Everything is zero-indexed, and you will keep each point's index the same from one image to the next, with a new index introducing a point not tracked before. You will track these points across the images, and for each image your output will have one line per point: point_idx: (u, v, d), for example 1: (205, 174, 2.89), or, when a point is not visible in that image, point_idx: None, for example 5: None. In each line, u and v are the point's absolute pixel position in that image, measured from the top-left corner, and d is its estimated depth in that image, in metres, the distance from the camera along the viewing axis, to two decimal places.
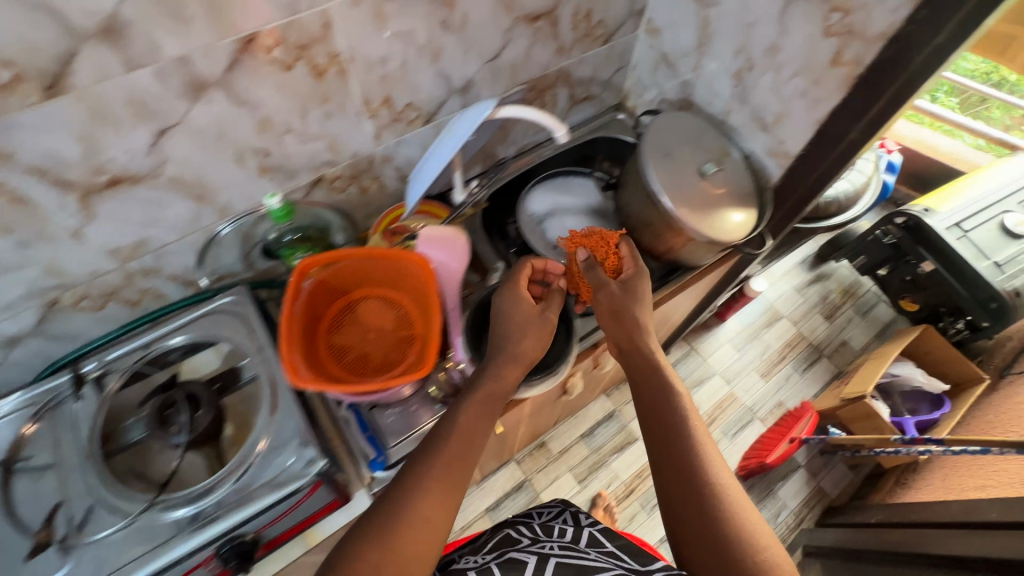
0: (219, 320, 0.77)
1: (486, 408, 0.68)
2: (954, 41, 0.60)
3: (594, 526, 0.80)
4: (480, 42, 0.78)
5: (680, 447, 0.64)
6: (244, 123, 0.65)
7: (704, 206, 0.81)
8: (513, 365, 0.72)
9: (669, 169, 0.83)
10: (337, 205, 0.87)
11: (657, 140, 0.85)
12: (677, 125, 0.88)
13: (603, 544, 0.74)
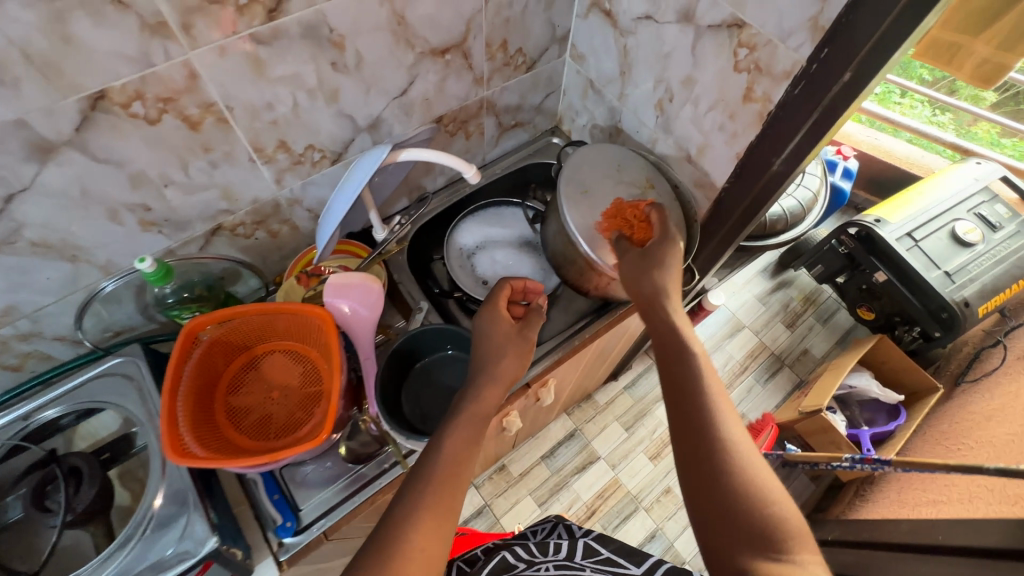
0: (106, 384, 0.71)
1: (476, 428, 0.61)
2: (858, 81, 0.57)
3: (588, 537, 0.83)
4: (382, 80, 0.73)
5: (688, 397, 0.54)
6: (113, 181, 0.60)
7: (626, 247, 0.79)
8: (493, 387, 0.67)
9: (588, 209, 0.80)
10: (244, 251, 0.82)
11: (576, 177, 0.83)
12: (597, 158, 0.86)
13: (598, 550, 0.78)
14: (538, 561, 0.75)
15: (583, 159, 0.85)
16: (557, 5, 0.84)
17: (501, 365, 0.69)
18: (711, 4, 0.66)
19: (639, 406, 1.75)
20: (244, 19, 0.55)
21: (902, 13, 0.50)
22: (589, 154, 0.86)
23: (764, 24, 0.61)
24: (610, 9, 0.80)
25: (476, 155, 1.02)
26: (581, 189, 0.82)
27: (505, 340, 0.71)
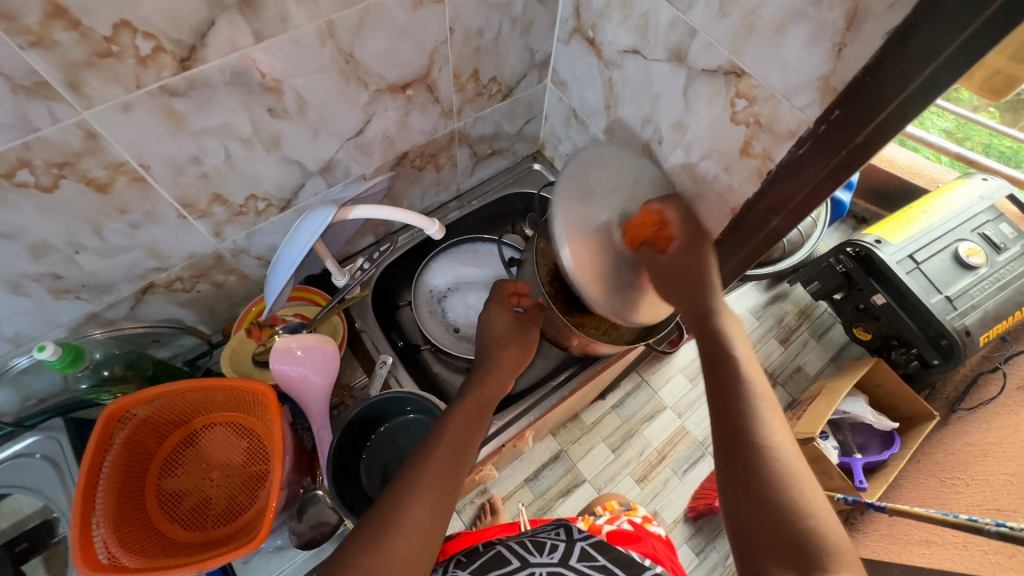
0: (23, 466, 0.64)
1: (471, 427, 0.60)
2: (874, 145, 0.49)
3: (586, 542, 0.67)
4: (331, 122, 0.64)
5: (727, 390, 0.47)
6: (7, 253, 0.52)
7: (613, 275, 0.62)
8: (500, 375, 0.70)
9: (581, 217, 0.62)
10: (185, 304, 0.74)
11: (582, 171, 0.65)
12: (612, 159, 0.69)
13: (598, 556, 0.64)
14: (531, 562, 0.62)
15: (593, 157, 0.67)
16: (535, 30, 0.75)
17: (483, 418, 0.63)
18: (705, 47, 0.57)
19: (628, 426, 1.68)
20: (149, 72, 0.46)
21: (928, 82, 0.42)
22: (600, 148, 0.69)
23: (766, 77, 0.53)
24: (594, 38, 0.71)
25: (449, 186, 0.93)
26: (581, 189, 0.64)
27: (492, 377, 0.69)
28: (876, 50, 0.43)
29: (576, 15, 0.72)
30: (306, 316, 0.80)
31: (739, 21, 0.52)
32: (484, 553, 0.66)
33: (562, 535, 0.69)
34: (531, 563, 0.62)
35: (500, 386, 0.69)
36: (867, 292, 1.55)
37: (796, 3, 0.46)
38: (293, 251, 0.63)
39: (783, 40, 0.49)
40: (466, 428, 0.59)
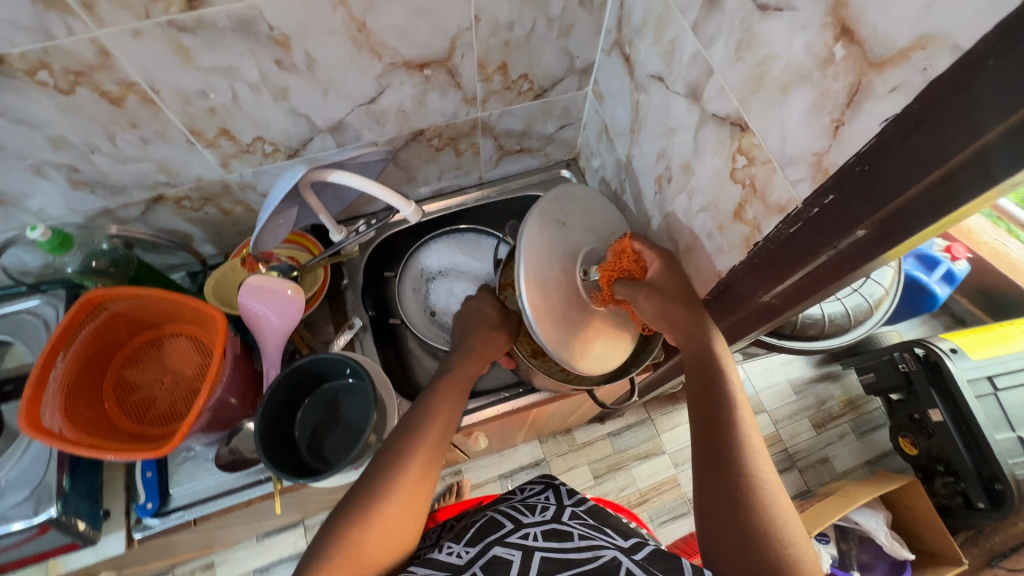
0: (24, 323, 0.74)
1: (453, 405, 0.64)
2: (880, 240, 0.42)
3: (579, 506, 0.64)
4: (341, 85, 0.66)
5: (719, 432, 0.48)
6: (30, 139, 0.59)
7: (567, 317, 0.62)
8: (471, 359, 0.69)
9: (540, 244, 0.62)
10: (193, 221, 0.80)
11: (561, 203, 0.67)
12: (597, 211, 0.70)
13: (591, 517, 0.62)
14: (525, 525, 0.60)
15: (578, 195, 0.69)
16: (576, 34, 0.71)
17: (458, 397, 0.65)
18: (718, 90, 0.51)
19: (617, 458, 1.61)
20: (158, 6, 0.50)
21: (937, 186, 0.35)
22: (588, 196, 0.70)
23: (766, 138, 0.46)
24: (629, 55, 0.67)
25: (470, 172, 0.92)
26: (558, 219, 0.66)
27: (469, 362, 0.69)
28: (873, 138, 0.37)
29: (618, 28, 0.67)
30: (297, 260, 0.85)
31: (751, 69, 0.46)
32: (474, 524, 0.63)
33: (551, 496, 0.67)
34: (524, 525, 0.60)
35: (474, 370, 0.69)
36: (924, 402, 1.34)
37: (804, 63, 0.40)
38: (268, 202, 0.69)
39: (786, 102, 0.43)
40: (452, 407, 0.63)
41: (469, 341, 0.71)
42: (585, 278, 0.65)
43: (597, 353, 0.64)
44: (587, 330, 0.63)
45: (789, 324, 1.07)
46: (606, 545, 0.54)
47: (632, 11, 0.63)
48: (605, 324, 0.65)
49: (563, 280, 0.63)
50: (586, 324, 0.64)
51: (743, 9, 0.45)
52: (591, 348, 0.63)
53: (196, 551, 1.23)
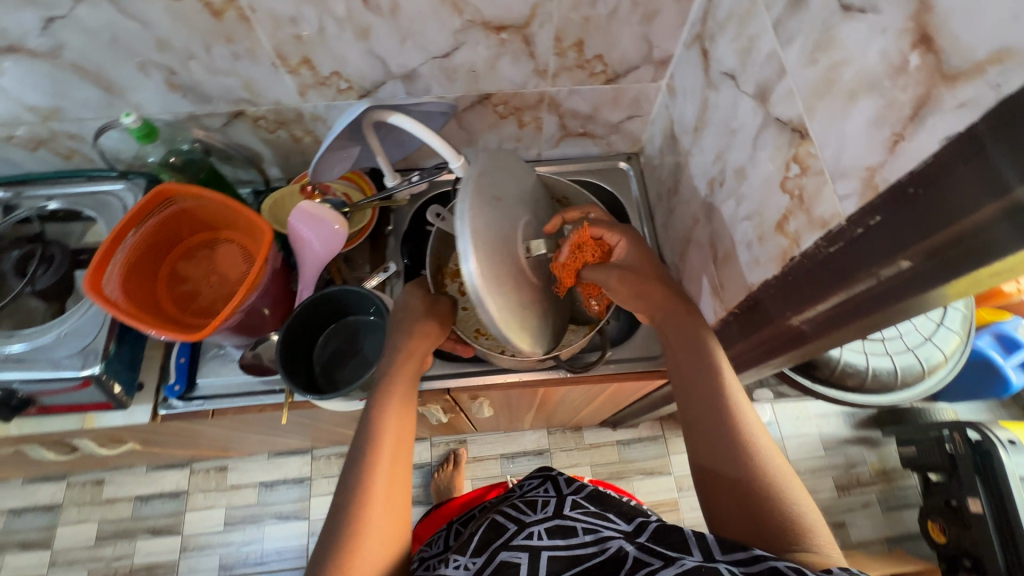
0: (107, 204, 0.83)
1: (403, 411, 0.64)
2: (925, 274, 0.39)
3: (579, 494, 0.66)
4: (419, 34, 0.68)
5: (714, 413, 0.56)
6: (140, 37, 0.65)
7: (520, 302, 0.61)
8: (409, 365, 0.68)
9: (485, 223, 0.58)
10: (266, 142, 0.86)
11: (491, 176, 0.62)
12: (522, 178, 0.69)
13: (592, 503, 0.63)
14: (529, 524, 0.61)
15: (505, 165, 0.66)
16: (659, 22, 0.70)
17: (410, 397, 0.66)
18: (786, 93, 0.49)
19: (619, 467, 1.59)
20: None
21: (993, 219, 0.32)
22: (513, 165, 0.67)
23: (823, 148, 0.44)
24: (708, 50, 0.65)
25: (529, 147, 0.93)
26: (491, 194, 0.61)
27: (402, 365, 0.68)
28: (930, 156, 0.34)
29: (702, 21, 0.66)
30: (350, 198, 0.89)
31: (823, 73, 0.44)
32: (476, 528, 0.64)
33: (550, 488, 0.69)
34: (528, 524, 0.61)
35: (410, 375, 0.68)
36: (965, 489, 1.25)
37: (876, 71, 0.38)
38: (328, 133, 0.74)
39: (850, 112, 0.41)
40: (407, 424, 0.64)
41: (396, 338, 0.70)
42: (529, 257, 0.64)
43: (542, 333, 0.65)
44: (535, 312, 0.64)
45: (828, 368, 1.00)
46: (612, 535, 0.56)
47: (719, 5, 0.61)
48: (544, 308, 0.67)
49: (506, 259, 0.60)
50: (533, 306, 0.64)
51: (826, 9, 0.43)
52: (538, 327, 0.65)
53: (213, 449, 1.33)
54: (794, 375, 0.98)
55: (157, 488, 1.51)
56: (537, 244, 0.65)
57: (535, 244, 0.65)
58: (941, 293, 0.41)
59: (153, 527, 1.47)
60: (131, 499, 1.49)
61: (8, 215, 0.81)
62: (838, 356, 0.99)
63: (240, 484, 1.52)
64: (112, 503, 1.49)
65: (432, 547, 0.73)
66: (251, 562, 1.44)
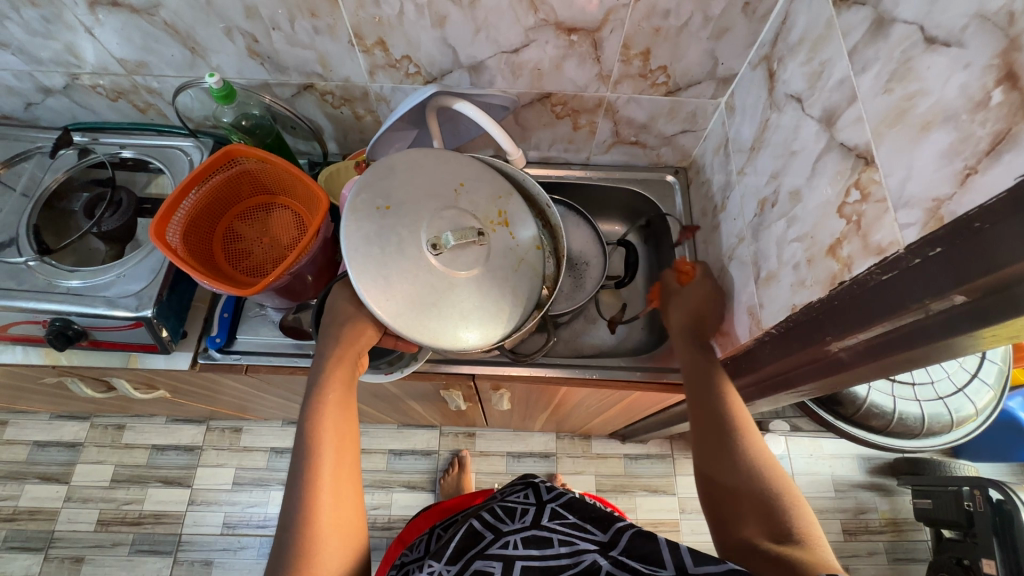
0: (174, 157, 0.88)
1: (344, 414, 0.60)
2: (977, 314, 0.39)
3: (557, 503, 0.67)
4: (493, 27, 0.71)
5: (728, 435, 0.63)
6: (232, 4, 0.69)
7: (430, 302, 0.60)
8: (343, 370, 0.63)
9: (365, 240, 0.59)
10: (329, 117, 0.90)
11: (379, 185, 0.62)
12: (436, 167, 0.66)
13: (571, 512, 0.65)
14: (505, 533, 0.63)
15: (403, 165, 0.65)
16: (727, 40, 0.71)
17: (351, 398, 0.62)
18: (855, 119, 0.50)
19: (624, 480, 1.59)
20: None
21: None
22: (417, 159, 0.66)
23: (889, 175, 0.45)
24: (775, 71, 0.66)
25: (579, 150, 0.95)
26: (377, 203, 0.62)
27: (335, 368, 0.63)
28: (1003, 192, 0.35)
29: (773, 42, 0.66)
30: None
31: (897, 102, 0.44)
32: (453, 533, 0.66)
33: (531, 494, 0.70)
34: (505, 533, 0.63)
35: (343, 380, 0.63)
36: (979, 549, 1.23)
37: (955, 103, 0.39)
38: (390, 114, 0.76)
39: (921, 142, 0.42)
40: (349, 432, 0.60)
41: (326, 340, 0.65)
42: (439, 251, 0.61)
43: (482, 321, 0.62)
44: (462, 305, 0.61)
45: (852, 406, 0.99)
46: (587, 548, 0.58)
47: (792, 29, 0.62)
48: (485, 292, 0.62)
49: (411, 269, 0.60)
50: (458, 299, 0.61)
51: (907, 39, 0.44)
52: (474, 317, 0.61)
53: (232, 408, 1.37)
54: (816, 408, 0.97)
55: (174, 439, 1.56)
56: (446, 236, 0.61)
57: (444, 235, 0.61)
58: (983, 337, 0.42)
59: (165, 477, 1.52)
60: (149, 447, 1.55)
61: (83, 157, 0.87)
62: (864, 395, 0.97)
63: (252, 447, 1.56)
64: (130, 448, 1.54)
65: (412, 554, 0.72)
66: (254, 524, 1.48)
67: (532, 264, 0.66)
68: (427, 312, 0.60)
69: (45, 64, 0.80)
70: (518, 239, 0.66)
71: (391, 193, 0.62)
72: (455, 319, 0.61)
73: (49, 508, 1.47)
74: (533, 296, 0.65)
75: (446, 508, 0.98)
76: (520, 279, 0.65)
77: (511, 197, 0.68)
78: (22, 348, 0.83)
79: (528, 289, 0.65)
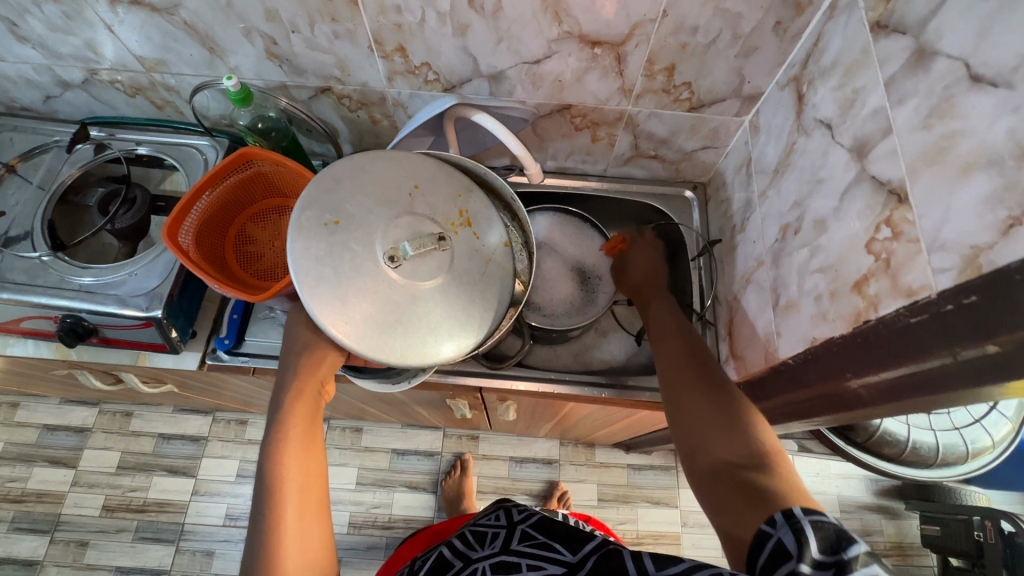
0: (189, 155, 0.88)
1: (307, 450, 0.59)
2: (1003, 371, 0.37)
3: (528, 525, 0.67)
4: (515, 38, 0.69)
5: (692, 365, 0.61)
6: (251, 6, 0.68)
7: (394, 320, 0.58)
8: (303, 407, 0.61)
9: (316, 262, 0.57)
10: (346, 120, 0.89)
11: (325, 199, 0.60)
12: (387, 172, 0.64)
13: (539, 533, 0.64)
14: (474, 560, 0.62)
15: (350, 175, 0.62)
16: (756, 59, 0.69)
17: (315, 434, 0.61)
18: (889, 153, 0.48)
19: (626, 491, 1.57)
20: None
21: None
22: (365, 166, 0.63)
23: (923, 216, 0.43)
24: (804, 94, 0.64)
25: (597, 162, 0.93)
26: (325, 219, 0.59)
27: (295, 404, 0.61)
28: None
29: (803, 63, 0.64)
30: None
31: (935, 140, 0.42)
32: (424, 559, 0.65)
33: (503, 517, 0.70)
34: (473, 560, 0.62)
35: (303, 415, 0.61)
36: None
37: (1001, 147, 0.37)
38: (408, 124, 0.76)
39: (960, 185, 0.40)
40: (314, 470, 0.58)
41: (286, 372, 0.63)
42: (398, 263, 0.59)
43: (453, 331, 0.59)
44: (430, 318, 0.59)
45: (866, 433, 0.96)
46: (554, 571, 0.56)
47: (825, 52, 0.60)
48: (447, 299, 0.60)
49: (370, 287, 0.58)
50: (424, 313, 0.59)
51: (950, 75, 0.42)
52: (444, 328, 0.59)
53: (238, 403, 1.38)
54: (828, 434, 0.95)
55: (180, 429, 1.57)
56: (403, 246, 0.60)
57: (401, 246, 0.60)
58: (1003, 389, 0.40)
59: (170, 466, 1.53)
60: (156, 435, 1.56)
61: (100, 153, 0.87)
62: (878, 423, 0.95)
63: (256, 440, 1.56)
64: (137, 436, 1.55)
65: None
66: None
67: (500, 262, 0.64)
68: (390, 330, 0.58)
69: (65, 59, 0.80)
70: (483, 241, 0.64)
71: (338, 205, 0.60)
72: (422, 331, 0.58)
73: (57, 492, 1.49)
74: (505, 297, 0.63)
75: (437, 532, 0.96)
76: (489, 282, 0.63)
77: (471, 194, 0.66)
78: (34, 342, 0.83)
79: (499, 291, 0.63)
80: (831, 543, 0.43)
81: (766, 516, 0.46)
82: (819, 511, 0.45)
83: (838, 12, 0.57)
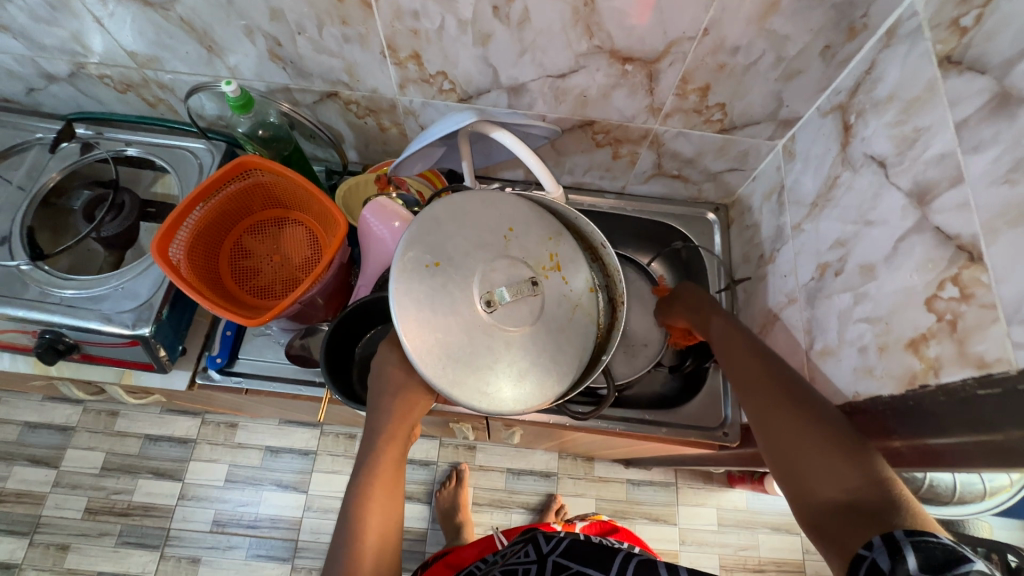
0: (182, 158, 0.82)
1: (389, 500, 0.53)
2: None
3: (559, 555, 0.53)
4: (542, 50, 0.64)
5: (771, 383, 0.50)
6: (255, 5, 0.62)
7: (486, 365, 0.53)
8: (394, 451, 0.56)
9: (415, 302, 0.53)
10: (352, 126, 0.83)
11: (427, 238, 0.56)
12: (481, 211, 0.59)
13: (572, 561, 0.52)
14: None
15: (449, 214, 0.57)
16: (798, 83, 0.65)
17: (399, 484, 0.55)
18: (958, 204, 0.44)
19: (625, 507, 1.54)
20: None
21: None
22: (462, 204, 0.58)
23: (1001, 282, 0.39)
24: (852, 125, 0.59)
25: (616, 179, 0.88)
26: (426, 260, 0.55)
27: (387, 448, 0.56)
28: None
29: (851, 92, 0.60)
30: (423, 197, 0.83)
31: (1018, 198, 0.38)
32: None
33: (530, 549, 0.56)
34: None
35: (393, 461, 0.55)
36: None
37: None
38: (421, 137, 0.71)
39: None
40: (394, 523, 0.53)
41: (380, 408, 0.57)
42: (494, 308, 0.55)
43: (541, 379, 0.55)
44: (518, 364, 0.54)
45: None
46: None
47: (879, 82, 0.55)
48: (527, 343, 0.55)
49: (458, 325, 0.53)
50: (514, 360, 0.54)
51: None
52: (532, 376, 0.54)
53: (229, 408, 1.32)
54: None
55: (168, 430, 1.50)
56: (501, 291, 0.55)
57: (499, 291, 0.55)
58: None
59: (156, 469, 1.46)
60: (142, 436, 1.49)
61: (86, 152, 0.81)
62: None
63: (246, 444, 1.50)
64: (122, 437, 1.48)
65: None
66: (244, 524, 1.43)
67: (587, 310, 0.59)
68: (475, 372, 0.53)
69: (49, 51, 0.74)
70: (572, 287, 0.59)
71: (438, 246, 0.55)
72: (504, 378, 0.53)
73: (37, 493, 1.42)
74: (590, 345, 0.58)
75: (447, 562, 0.88)
76: (575, 329, 0.58)
77: (562, 238, 0.61)
78: (11, 355, 0.77)
79: (584, 340, 0.58)
80: (937, 562, 0.33)
81: (860, 538, 0.37)
82: (928, 531, 0.36)
83: (896, 40, 0.53)
